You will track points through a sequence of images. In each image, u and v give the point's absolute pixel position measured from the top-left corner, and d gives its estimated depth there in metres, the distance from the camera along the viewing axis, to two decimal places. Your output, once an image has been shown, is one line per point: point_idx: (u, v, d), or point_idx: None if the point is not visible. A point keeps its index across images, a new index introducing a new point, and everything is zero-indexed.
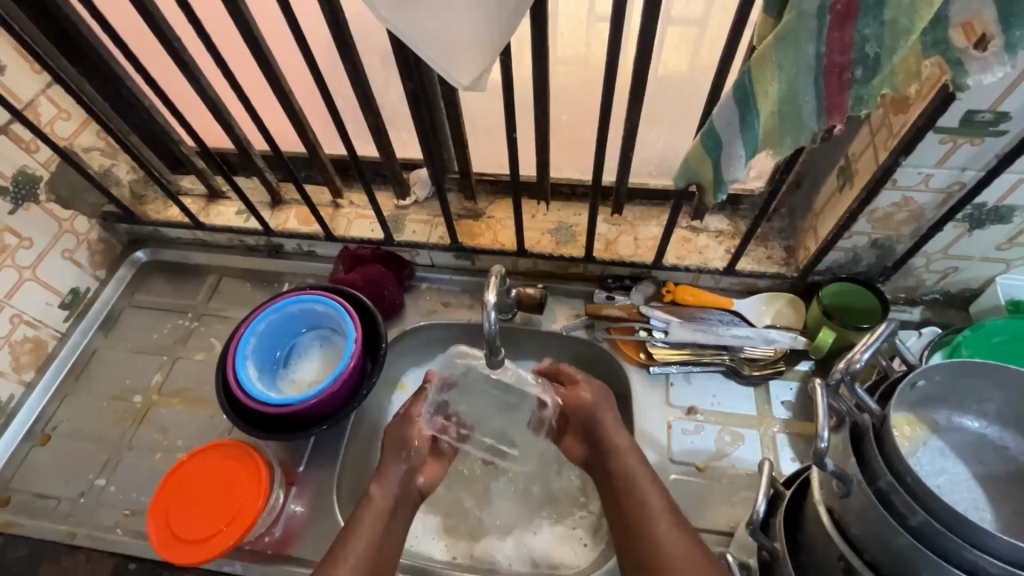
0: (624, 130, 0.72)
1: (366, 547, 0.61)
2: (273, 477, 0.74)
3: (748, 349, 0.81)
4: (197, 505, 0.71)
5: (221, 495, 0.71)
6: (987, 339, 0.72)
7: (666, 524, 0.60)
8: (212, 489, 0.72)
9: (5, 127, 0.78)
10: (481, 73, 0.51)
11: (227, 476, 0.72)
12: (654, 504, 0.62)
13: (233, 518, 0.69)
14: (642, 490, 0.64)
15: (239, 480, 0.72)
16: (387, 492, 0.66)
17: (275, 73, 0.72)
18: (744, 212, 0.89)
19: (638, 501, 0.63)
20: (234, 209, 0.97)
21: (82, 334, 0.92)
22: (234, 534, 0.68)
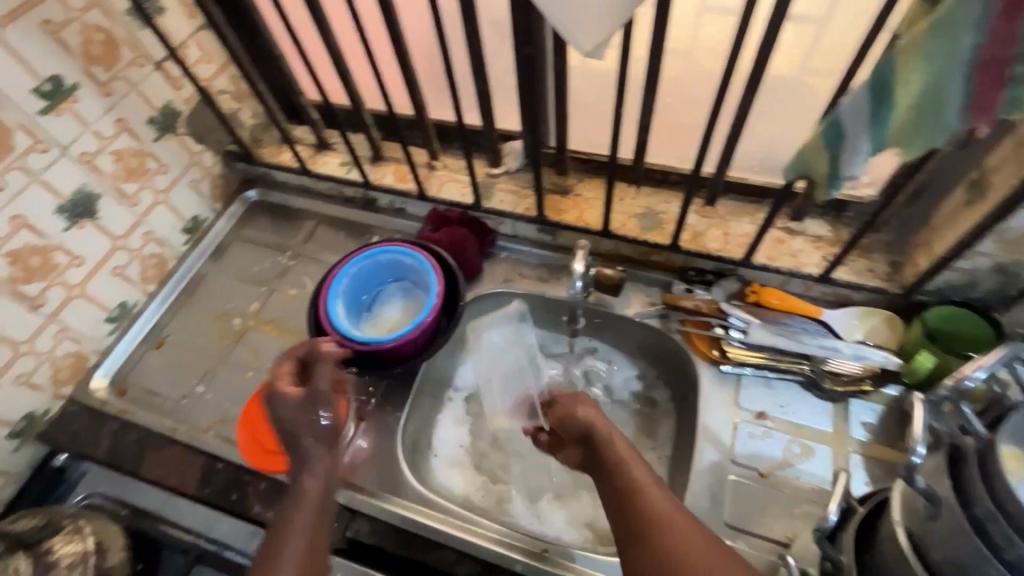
0: (735, 117, 0.69)
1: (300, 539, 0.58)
2: (348, 409, 0.79)
3: (832, 362, 0.77)
4: None
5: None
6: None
7: (654, 492, 0.57)
8: None
9: (160, 63, 0.87)
10: (604, 40, 0.51)
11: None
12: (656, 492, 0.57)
13: None
14: (641, 481, 0.58)
15: None
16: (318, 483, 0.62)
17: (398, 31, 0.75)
18: (849, 220, 0.83)
19: (641, 493, 0.57)
20: (338, 161, 1.04)
21: (197, 257, 1.02)
22: None
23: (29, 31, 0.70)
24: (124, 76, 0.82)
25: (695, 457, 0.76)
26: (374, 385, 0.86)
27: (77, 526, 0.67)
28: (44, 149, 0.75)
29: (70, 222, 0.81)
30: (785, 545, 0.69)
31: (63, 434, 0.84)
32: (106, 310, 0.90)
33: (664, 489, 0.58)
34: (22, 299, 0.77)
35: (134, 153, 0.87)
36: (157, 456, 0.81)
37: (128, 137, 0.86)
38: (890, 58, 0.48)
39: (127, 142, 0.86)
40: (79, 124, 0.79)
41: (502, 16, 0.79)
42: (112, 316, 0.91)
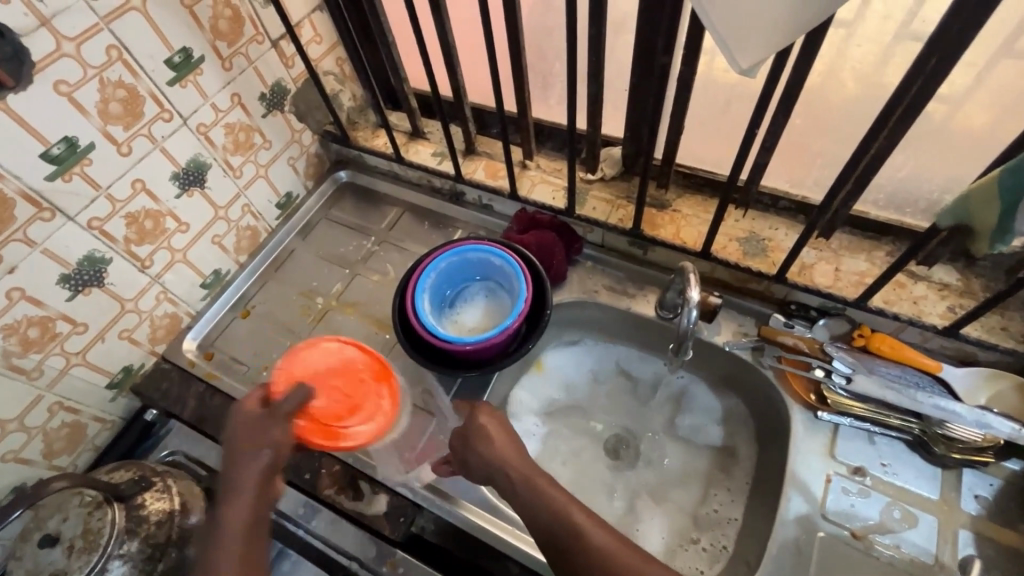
0: (878, 149, 0.63)
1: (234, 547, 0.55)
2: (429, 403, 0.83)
3: (949, 426, 0.70)
4: (325, 386, 0.77)
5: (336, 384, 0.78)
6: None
7: (591, 531, 0.57)
8: (340, 378, 0.79)
9: (277, 41, 0.89)
10: (764, 58, 0.47)
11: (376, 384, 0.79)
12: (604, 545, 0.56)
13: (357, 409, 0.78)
14: (576, 521, 0.58)
15: (365, 379, 0.80)
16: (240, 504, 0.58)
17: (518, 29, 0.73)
18: (984, 270, 0.75)
19: (561, 521, 0.58)
20: (431, 151, 1.03)
21: (287, 233, 1.05)
22: (361, 423, 0.77)
23: (168, 3, 0.72)
24: (243, 52, 0.84)
25: (780, 505, 0.71)
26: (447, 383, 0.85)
27: (166, 485, 0.71)
28: (167, 118, 0.78)
29: (182, 189, 0.84)
30: None
31: (155, 390, 0.88)
32: (202, 276, 0.93)
33: (602, 525, 0.58)
34: (134, 260, 0.81)
35: (243, 128, 0.89)
36: None
37: (240, 111, 0.88)
38: None
39: (239, 117, 0.88)
40: (200, 97, 0.81)
41: (624, 19, 0.76)
42: (206, 282, 0.94)
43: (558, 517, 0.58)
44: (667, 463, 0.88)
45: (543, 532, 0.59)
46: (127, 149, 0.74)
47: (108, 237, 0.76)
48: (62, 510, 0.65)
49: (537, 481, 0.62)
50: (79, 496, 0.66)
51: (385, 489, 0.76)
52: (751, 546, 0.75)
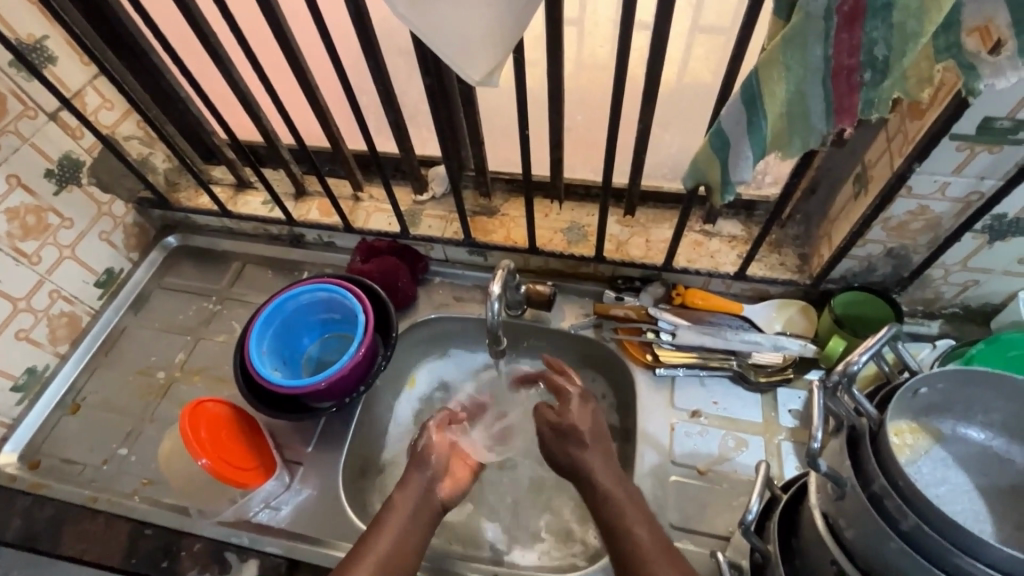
0: (638, 131, 0.72)
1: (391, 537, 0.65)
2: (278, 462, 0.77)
3: (756, 355, 0.81)
4: (231, 438, 0.74)
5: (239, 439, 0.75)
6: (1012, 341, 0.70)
7: (625, 499, 0.64)
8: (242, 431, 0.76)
9: (55, 113, 0.83)
10: (492, 69, 0.53)
11: (263, 432, 0.79)
12: (638, 531, 0.61)
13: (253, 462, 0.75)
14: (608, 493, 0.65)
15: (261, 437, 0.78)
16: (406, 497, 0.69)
17: (303, 70, 0.75)
18: (759, 218, 0.88)
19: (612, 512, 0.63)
20: (260, 200, 1.01)
21: (114, 311, 0.97)
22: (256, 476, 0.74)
23: None
24: (12, 130, 0.79)
25: (636, 463, 0.77)
26: (309, 428, 0.83)
27: None
28: None
29: None
30: (727, 538, 0.71)
31: None
32: (11, 378, 0.84)
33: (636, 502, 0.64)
34: None
35: (31, 211, 0.82)
36: (75, 529, 0.76)
37: (21, 192, 0.81)
38: (755, 70, 0.51)
39: (22, 199, 0.81)
40: None
41: None
42: (18, 384, 0.85)
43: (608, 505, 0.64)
44: None
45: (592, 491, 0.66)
46: None
47: None
48: None
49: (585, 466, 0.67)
50: None
51: (255, 553, 0.72)
52: None
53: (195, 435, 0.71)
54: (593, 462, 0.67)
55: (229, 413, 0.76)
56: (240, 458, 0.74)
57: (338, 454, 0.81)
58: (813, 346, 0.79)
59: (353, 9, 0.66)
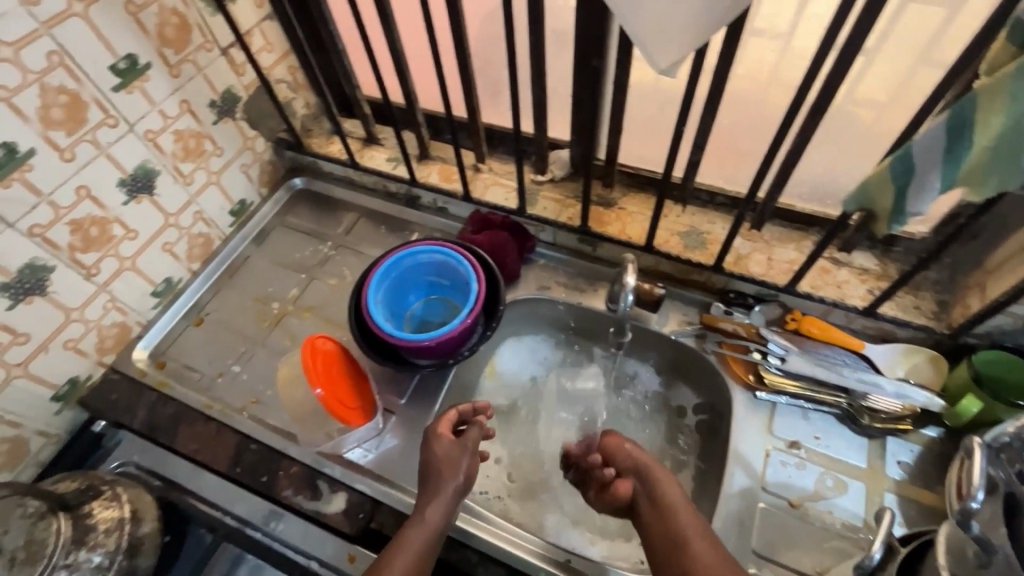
0: (795, 144, 0.69)
1: (417, 553, 0.64)
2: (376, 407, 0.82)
3: (872, 398, 0.76)
4: (340, 379, 0.80)
5: (347, 381, 0.81)
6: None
7: (701, 547, 0.61)
8: (349, 373, 0.81)
9: (226, 49, 0.89)
10: (681, 58, 0.52)
11: (366, 376, 0.84)
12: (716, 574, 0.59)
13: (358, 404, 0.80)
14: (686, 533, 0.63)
15: (363, 381, 0.83)
16: (439, 513, 0.67)
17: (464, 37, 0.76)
18: (897, 255, 0.82)
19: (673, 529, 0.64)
20: (385, 156, 1.05)
21: (241, 240, 1.04)
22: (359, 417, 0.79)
23: (112, 10, 0.73)
24: (192, 59, 0.85)
25: (724, 481, 0.75)
26: (406, 381, 0.87)
27: (115, 493, 0.70)
28: (113, 124, 0.78)
29: (130, 196, 0.83)
30: None
31: (102, 401, 0.86)
32: (152, 284, 0.92)
33: (714, 544, 0.62)
34: (79, 268, 0.80)
35: (193, 135, 0.89)
36: (191, 430, 0.83)
37: (189, 118, 0.88)
38: (971, 97, 0.47)
39: (189, 123, 0.88)
40: (147, 103, 0.81)
41: (567, 27, 0.80)
42: (157, 290, 0.93)
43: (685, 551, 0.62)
44: None
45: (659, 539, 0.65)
46: (70, 155, 0.74)
47: (51, 245, 0.75)
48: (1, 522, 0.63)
49: (668, 496, 0.68)
50: (20, 508, 0.64)
51: (344, 486, 0.77)
52: None
53: (314, 368, 0.75)
54: (675, 510, 0.66)
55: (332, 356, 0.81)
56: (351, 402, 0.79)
57: (429, 411, 0.84)
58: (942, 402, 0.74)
59: None
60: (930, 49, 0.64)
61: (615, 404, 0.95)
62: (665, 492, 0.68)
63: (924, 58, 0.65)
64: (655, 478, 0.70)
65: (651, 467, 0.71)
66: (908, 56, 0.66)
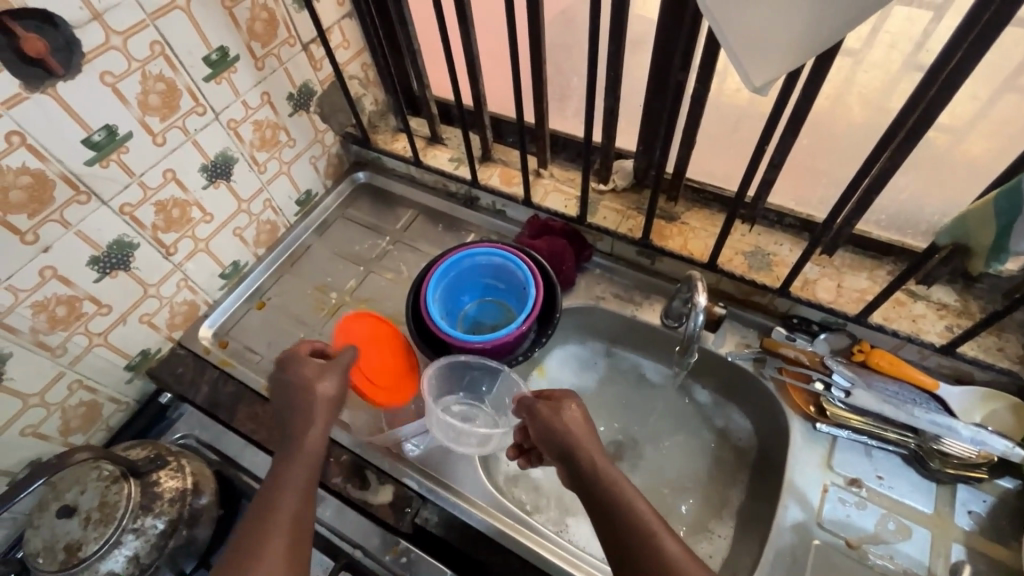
0: (882, 169, 0.66)
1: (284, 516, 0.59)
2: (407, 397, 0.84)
3: (943, 442, 0.72)
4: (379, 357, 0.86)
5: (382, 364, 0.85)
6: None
7: (664, 535, 0.56)
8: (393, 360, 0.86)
9: (307, 44, 0.93)
10: (777, 76, 0.51)
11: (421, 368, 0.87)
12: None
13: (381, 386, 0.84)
14: (652, 528, 0.57)
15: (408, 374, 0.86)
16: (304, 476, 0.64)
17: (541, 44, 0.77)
18: (979, 292, 0.78)
19: (628, 517, 0.58)
20: (448, 156, 1.07)
21: (304, 229, 1.08)
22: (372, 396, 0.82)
23: (210, 4, 0.76)
24: (276, 53, 0.88)
25: (777, 513, 0.73)
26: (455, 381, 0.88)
27: (180, 465, 0.73)
28: (201, 112, 0.81)
29: (209, 180, 0.87)
30: None
31: (169, 374, 0.91)
32: (221, 266, 0.96)
33: (677, 537, 0.57)
34: (160, 246, 0.84)
35: (270, 126, 0.93)
36: (249, 410, 0.86)
37: (268, 109, 0.91)
38: None
39: (267, 115, 0.92)
40: (232, 94, 0.85)
41: (645, 37, 0.79)
42: (225, 272, 0.97)
43: (647, 545, 0.56)
44: (665, 471, 0.89)
45: (608, 516, 0.59)
46: (162, 140, 0.78)
47: (138, 223, 0.79)
48: (80, 483, 0.67)
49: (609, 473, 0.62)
50: (97, 470, 0.68)
51: (392, 479, 0.78)
52: (745, 555, 0.76)
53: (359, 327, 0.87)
54: (631, 497, 0.59)
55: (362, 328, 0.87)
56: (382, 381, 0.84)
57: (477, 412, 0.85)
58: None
59: None
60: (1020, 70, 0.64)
61: (662, 422, 0.93)
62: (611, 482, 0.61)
63: (1012, 78, 0.64)
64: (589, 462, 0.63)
65: (577, 438, 0.65)
66: (1001, 72, 0.64)
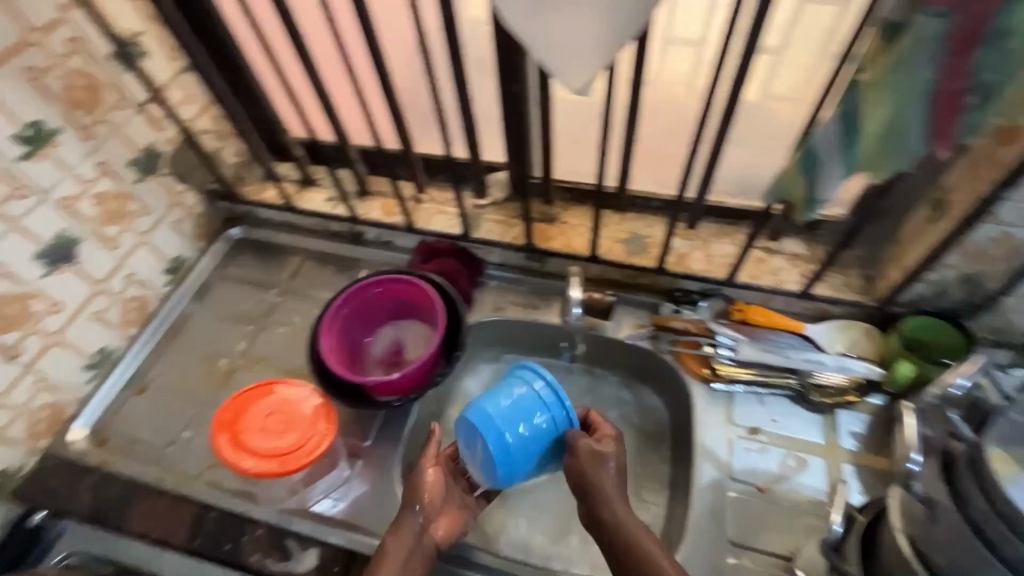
0: (715, 144, 0.72)
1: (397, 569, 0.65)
2: (264, 408, 0.76)
3: (818, 375, 0.80)
4: (265, 424, 0.75)
5: (262, 424, 0.74)
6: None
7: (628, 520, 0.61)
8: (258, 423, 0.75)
9: (143, 105, 0.87)
10: (592, 76, 0.54)
11: (252, 425, 0.74)
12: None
13: (272, 414, 0.75)
14: (613, 507, 0.63)
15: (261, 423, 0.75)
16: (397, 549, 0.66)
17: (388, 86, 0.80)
18: (823, 237, 0.87)
19: (608, 516, 0.62)
20: (324, 197, 1.04)
21: (180, 298, 1.00)
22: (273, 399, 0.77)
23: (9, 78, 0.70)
24: (106, 120, 0.82)
25: (694, 476, 0.77)
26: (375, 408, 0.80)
27: None
28: (23, 195, 0.74)
29: (49, 267, 0.79)
30: (788, 557, 0.71)
31: (38, 490, 0.80)
32: (85, 357, 0.87)
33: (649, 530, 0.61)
34: None
35: (114, 196, 0.85)
36: (144, 507, 0.78)
37: (108, 180, 0.84)
38: (856, 91, 0.52)
39: (108, 185, 0.84)
40: (59, 169, 0.78)
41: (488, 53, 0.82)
42: (91, 363, 0.88)
43: (618, 526, 0.61)
44: None
45: (598, 526, 0.63)
46: None
47: None
48: None
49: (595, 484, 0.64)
50: None
51: (315, 542, 0.74)
52: (674, 521, 0.80)
53: (266, 446, 0.73)
54: (608, 498, 0.63)
55: (292, 413, 0.76)
56: (272, 455, 0.72)
57: (396, 448, 0.82)
58: (880, 371, 0.78)
59: (446, 12, 0.68)
60: (832, 34, 0.66)
61: None
62: (598, 487, 0.64)
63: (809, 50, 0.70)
64: (594, 484, 0.64)
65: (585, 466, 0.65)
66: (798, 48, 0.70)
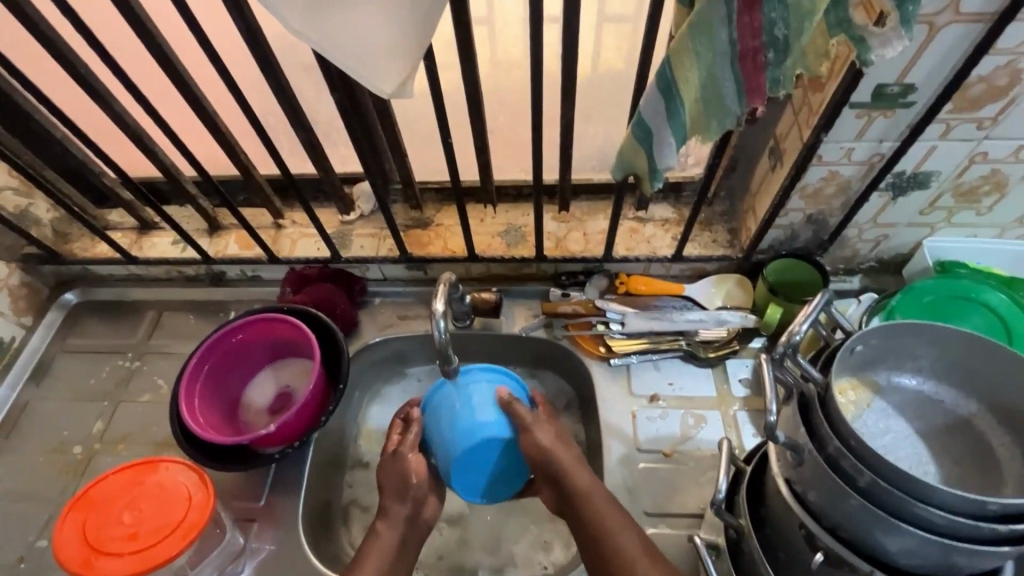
0: (561, 126, 0.71)
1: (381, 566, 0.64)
2: (109, 512, 0.65)
3: (702, 332, 0.83)
4: (119, 523, 0.64)
5: (114, 526, 0.64)
6: (956, 274, 0.78)
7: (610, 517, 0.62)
8: (109, 526, 0.64)
9: None
10: (404, 79, 0.50)
11: (100, 533, 0.63)
12: (611, 513, 0.61)
13: (121, 511, 0.65)
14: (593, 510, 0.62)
15: (113, 525, 0.64)
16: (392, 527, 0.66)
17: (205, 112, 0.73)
18: (687, 198, 0.90)
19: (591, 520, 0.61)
20: (170, 240, 0.93)
21: (11, 386, 0.86)
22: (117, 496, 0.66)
23: None
24: None
25: (604, 456, 0.78)
26: (254, 465, 0.72)
27: None
28: None
29: None
30: (699, 515, 0.74)
31: None
32: None
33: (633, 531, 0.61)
34: None
35: None
36: None
37: None
38: (667, 59, 0.52)
39: None
40: None
41: None
42: None
43: (596, 526, 0.61)
44: None
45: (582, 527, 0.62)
46: None
47: None
48: None
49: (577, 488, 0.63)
50: None
51: None
52: None
53: (129, 543, 0.62)
54: (591, 503, 0.62)
55: (146, 498, 0.65)
56: (135, 549, 0.62)
57: (295, 500, 0.76)
58: (753, 315, 0.82)
59: (241, 24, 0.61)
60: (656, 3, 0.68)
61: None
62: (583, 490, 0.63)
63: None
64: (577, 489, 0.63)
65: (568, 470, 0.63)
66: None
